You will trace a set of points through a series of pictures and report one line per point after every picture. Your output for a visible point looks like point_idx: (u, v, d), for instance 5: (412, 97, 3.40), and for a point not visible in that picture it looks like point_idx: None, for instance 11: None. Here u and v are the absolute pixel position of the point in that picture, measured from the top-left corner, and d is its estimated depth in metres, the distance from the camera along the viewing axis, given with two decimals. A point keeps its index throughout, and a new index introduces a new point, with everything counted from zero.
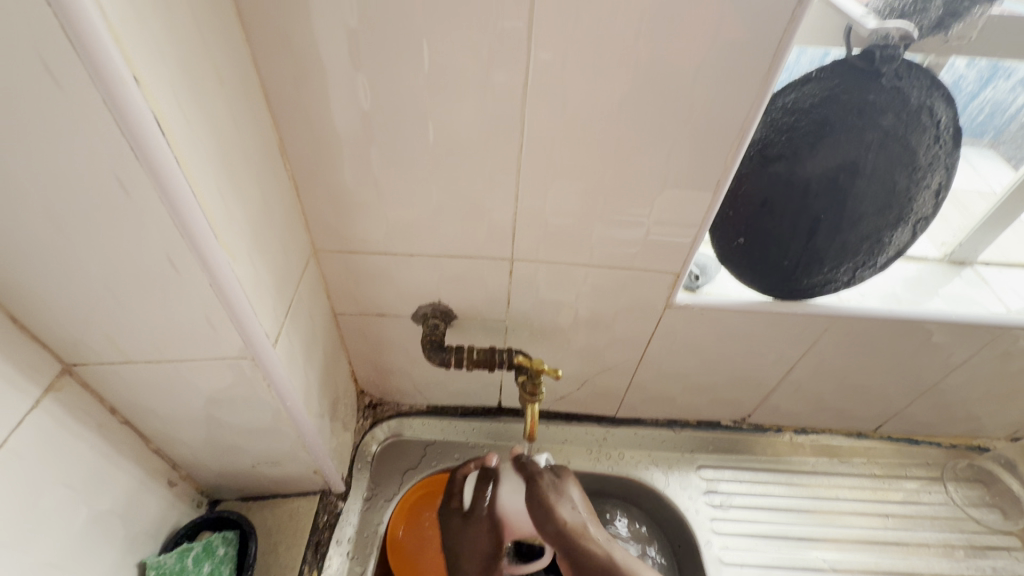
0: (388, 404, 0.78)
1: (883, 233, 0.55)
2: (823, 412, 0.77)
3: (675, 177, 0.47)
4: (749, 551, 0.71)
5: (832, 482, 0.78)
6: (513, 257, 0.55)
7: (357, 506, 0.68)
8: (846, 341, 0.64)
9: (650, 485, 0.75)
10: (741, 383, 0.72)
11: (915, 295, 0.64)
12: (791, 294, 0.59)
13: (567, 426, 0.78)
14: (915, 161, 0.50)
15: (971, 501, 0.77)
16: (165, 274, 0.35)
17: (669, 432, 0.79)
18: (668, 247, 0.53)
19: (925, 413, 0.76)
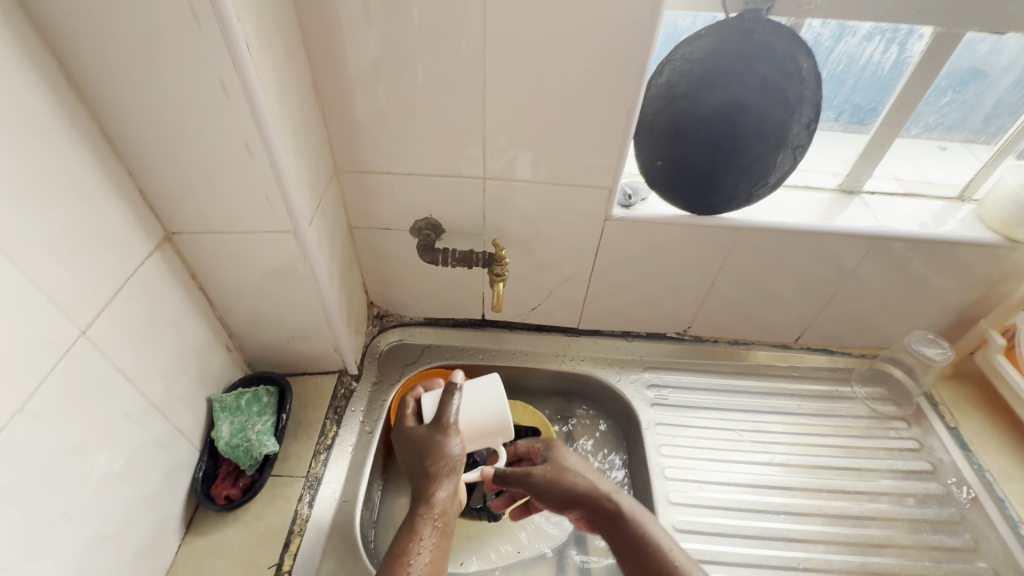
0: (392, 316, 0.96)
1: (771, 158, 0.70)
2: (749, 322, 0.93)
3: (599, 107, 0.64)
4: (678, 426, 0.86)
5: (757, 380, 0.94)
6: (485, 176, 0.72)
7: (367, 386, 0.86)
8: (752, 251, 0.81)
9: (603, 379, 0.92)
10: (677, 294, 0.88)
11: (809, 214, 0.80)
12: (703, 208, 0.76)
13: (539, 335, 0.96)
14: (787, 99, 0.66)
15: (874, 396, 0.92)
16: (243, 156, 0.54)
17: (623, 340, 0.97)
18: (601, 165, 0.70)
19: (834, 322, 0.92)
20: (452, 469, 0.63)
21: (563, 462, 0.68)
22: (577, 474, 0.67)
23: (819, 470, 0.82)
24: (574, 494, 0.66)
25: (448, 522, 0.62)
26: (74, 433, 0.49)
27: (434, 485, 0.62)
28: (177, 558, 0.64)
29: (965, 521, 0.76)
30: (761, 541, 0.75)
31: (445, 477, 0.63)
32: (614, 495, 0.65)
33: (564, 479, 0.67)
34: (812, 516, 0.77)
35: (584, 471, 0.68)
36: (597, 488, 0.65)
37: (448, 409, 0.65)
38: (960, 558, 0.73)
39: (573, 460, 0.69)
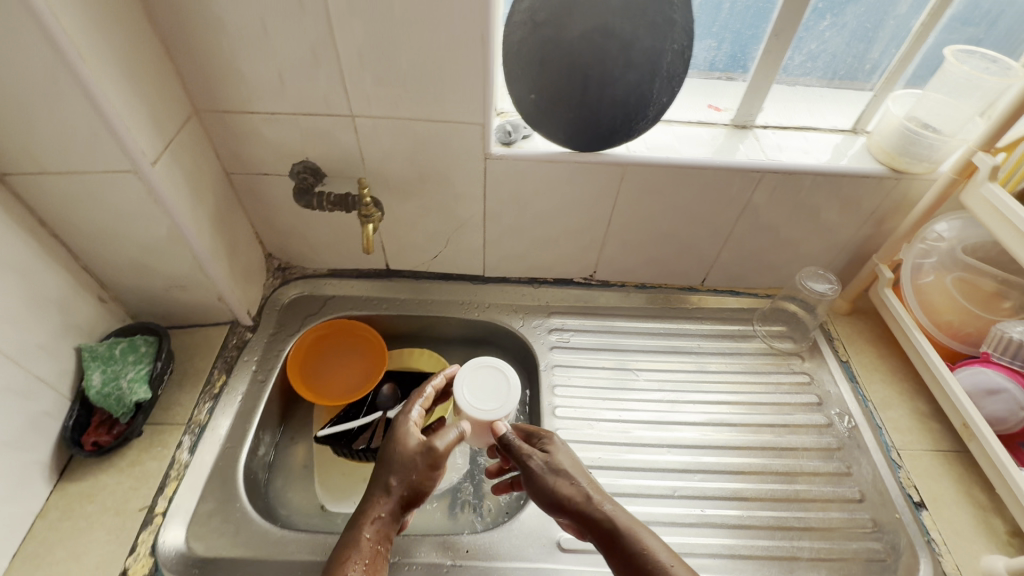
0: (295, 268, 0.94)
1: (644, 88, 0.68)
2: (652, 264, 0.93)
3: (453, 35, 0.62)
4: (576, 369, 0.88)
5: (661, 323, 0.95)
6: (353, 114, 0.70)
7: (264, 336, 0.86)
8: (641, 189, 0.80)
9: (507, 326, 0.93)
10: (575, 236, 0.88)
11: (697, 149, 0.78)
12: (585, 145, 0.74)
13: (445, 284, 0.96)
14: (654, 23, 0.64)
15: (773, 334, 0.93)
16: (53, 88, 0.51)
17: (529, 287, 0.96)
18: (467, 98, 0.67)
19: (734, 262, 0.92)
20: (408, 488, 0.60)
21: (554, 463, 0.63)
22: (566, 482, 0.61)
23: (708, 405, 0.84)
24: (563, 505, 0.60)
25: (385, 546, 0.58)
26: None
27: (383, 501, 0.60)
28: (49, 503, 0.65)
29: (841, 448, 0.79)
30: (641, 473, 0.76)
31: (397, 497, 0.60)
32: (602, 505, 0.59)
33: (555, 487, 0.61)
34: (693, 447, 0.79)
35: (575, 479, 0.62)
36: (585, 497, 0.60)
37: (443, 434, 0.63)
38: (831, 482, 0.75)
39: (565, 462, 0.63)
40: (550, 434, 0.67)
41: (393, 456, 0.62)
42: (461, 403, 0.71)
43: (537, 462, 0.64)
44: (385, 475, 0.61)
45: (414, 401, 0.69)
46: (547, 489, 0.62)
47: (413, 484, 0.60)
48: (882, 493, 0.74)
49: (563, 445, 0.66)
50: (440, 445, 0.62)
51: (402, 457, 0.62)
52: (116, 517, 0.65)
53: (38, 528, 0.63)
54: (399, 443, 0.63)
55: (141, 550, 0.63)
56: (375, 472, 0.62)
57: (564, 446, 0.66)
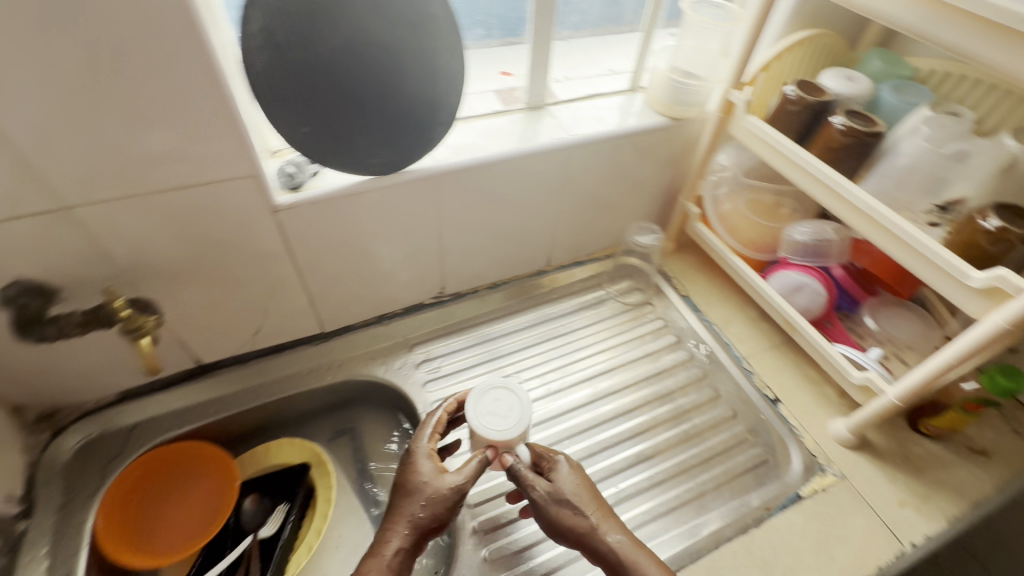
0: (68, 407, 0.71)
1: (427, 96, 0.64)
2: (497, 263, 0.91)
3: (171, 79, 0.48)
4: (456, 396, 0.82)
5: (522, 316, 0.94)
6: (68, 205, 0.52)
7: (49, 516, 0.64)
8: (459, 195, 0.75)
9: (370, 377, 0.83)
10: (410, 261, 0.81)
11: (502, 141, 0.75)
12: (384, 167, 0.66)
13: (282, 357, 0.82)
14: (415, 23, 0.59)
15: (622, 291, 0.98)
16: None
17: (380, 327, 0.87)
18: (222, 150, 0.55)
19: (570, 237, 0.94)
20: (431, 523, 0.58)
21: (560, 493, 0.59)
22: (571, 512, 0.59)
23: (590, 381, 0.85)
24: (570, 534, 0.58)
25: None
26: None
27: (402, 537, 0.57)
28: None
29: (706, 375, 0.86)
30: None
31: (414, 529, 0.57)
32: (606, 537, 0.57)
33: (557, 517, 0.59)
34: (590, 429, 0.80)
35: (583, 509, 0.59)
36: (590, 529, 0.58)
37: (467, 464, 0.61)
38: (708, 409, 0.83)
39: (572, 490, 0.60)
40: (558, 457, 0.63)
41: (410, 491, 0.59)
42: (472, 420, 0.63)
43: (541, 491, 0.60)
44: (402, 511, 0.58)
45: (437, 426, 0.64)
46: (552, 520, 0.59)
47: (434, 515, 0.58)
48: (747, 402, 0.83)
49: (579, 469, 0.63)
50: (466, 486, 0.59)
51: (422, 489, 0.59)
52: None
53: None
54: (416, 474, 0.60)
55: None
56: (396, 504, 0.59)
57: (571, 469, 0.62)
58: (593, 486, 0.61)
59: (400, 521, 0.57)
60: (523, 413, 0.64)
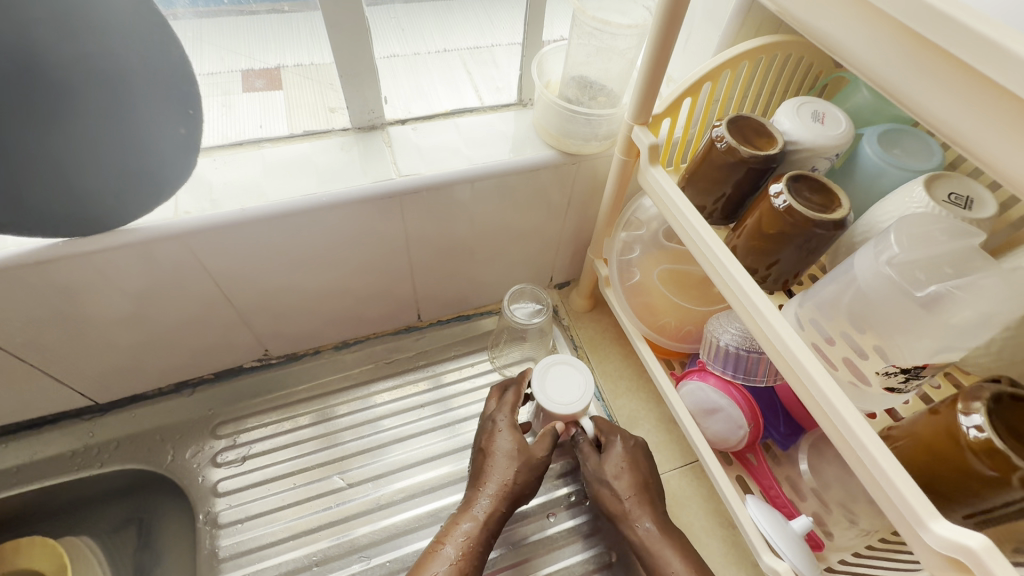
0: None
1: (132, 127, 0.43)
2: (338, 322, 0.70)
3: None
4: (255, 501, 0.64)
5: (374, 390, 0.72)
6: None
7: None
8: (236, 254, 0.54)
9: (152, 466, 0.65)
10: (193, 326, 0.61)
11: (290, 181, 0.53)
12: (85, 226, 0.46)
13: (38, 436, 0.64)
14: (75, 24, 0.38)
15: (513, 360, 0.75)
16: None
17: (179, 397, 0.69)
18: None
19: (441, 290, 0.72)
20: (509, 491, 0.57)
21: (601, 472, 0.59)
22: (610, 489, 0.58)
23: (435, 494, 0.65)
24: (604, 511, 0.59)
25: (483, 548, 0.55)
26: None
27: (493, 500, 0.57)
28: None
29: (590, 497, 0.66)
30: None
31: (497, 494, 0.57)
32: (638, 524, 0.56)
33: (597, 494, 0.59)
34: None
35: (619, 493, 0.57)
36: (621, 512, 0.57)
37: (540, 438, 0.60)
38: (580, 549, 0.62)
39: (614, 473, 0.58)
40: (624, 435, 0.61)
41: (502, 450, 0.59)
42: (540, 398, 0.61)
43: (591, 466, 0.59)
44: (490, 473, 0.58)
45: (513, 399, 0.63)
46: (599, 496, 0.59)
47: (502, 485, 0.57)
48: None
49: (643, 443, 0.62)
50: (542, 460, 0.59)
51: (506, 458, 0.58)
52: None
53: None
54: (494, 439, 0.60)
55: None
56: (482, 467, 0.59)
57: (625, 449, 0.60)
58: (648, 464, 0.60)
59: (480, 487, 0.58)
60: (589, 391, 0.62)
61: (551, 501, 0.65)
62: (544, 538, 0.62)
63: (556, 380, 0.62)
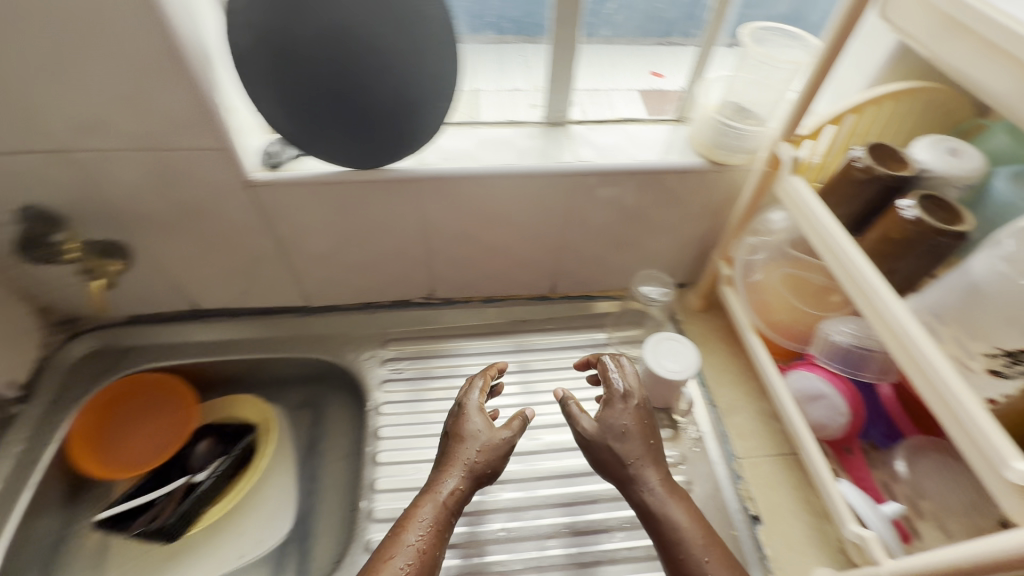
0: (85, 319, 0.82)
1: (414, 97, 0.60)
2: (491, 279, 0.86)
3: (140, 46, 0.50)
4: (408, 403, 0.79)
5: (507, 341, 0.87)
6: (63, 148, 0.58)
7: (40, 408, 0.74)
8: (445, 202, 0.71)
9: (338, 360, 0.84)
10: (392, 257, 0.79)
11: (495, 155, 0.70)
12: (366, 162, 0.65)
13: (265, 321, 0.85)
14: (405, 22, 0.55)
15: (626, 339, 0.87)
16: None
17: (362, 314, 0.87)
18: (192, 120, 0.56)
19: (578, 268, 0.85)
20: (484, 470, 0.62)
21: (615, 426, 0.62)
22: (620, 446, 0.61)
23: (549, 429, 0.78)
24: (612, 473, 0.62)
25: (451, 520, 0.59)
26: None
27: (460, 479, 0.60)
28: None
29: (683, 462, 0.73)
30: (466, 519, 0.70)
31: (466, 472, 0.61)
32: (648, 484, 0.60)
33: (601, 456, 0.62)
34: (528, 481, 0.73)
35: (625, 457, 0.61)
36: (631, 469, 0.61)
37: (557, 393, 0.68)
38: None
39: (623, 434, 0.62)
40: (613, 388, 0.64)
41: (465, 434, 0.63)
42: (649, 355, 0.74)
43: (584, 427, 0.63)
44: (461, 454, 0.62)
45: (485, 382, 0.68)
46: (603, 454, 0.62)
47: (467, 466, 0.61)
48: (721, 511, 0.69)
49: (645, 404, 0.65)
50: (511, 437, 0.64)
51: (474, 440, 0.62)
52: None
53: None
54: (462, 423, 0.64)
55: None
56: (451, 449, 0.63)
57: (637, 411, 0.63)
58: (650, 424, 0.64)
59: (443, 468, 0.61)
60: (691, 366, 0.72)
61: None
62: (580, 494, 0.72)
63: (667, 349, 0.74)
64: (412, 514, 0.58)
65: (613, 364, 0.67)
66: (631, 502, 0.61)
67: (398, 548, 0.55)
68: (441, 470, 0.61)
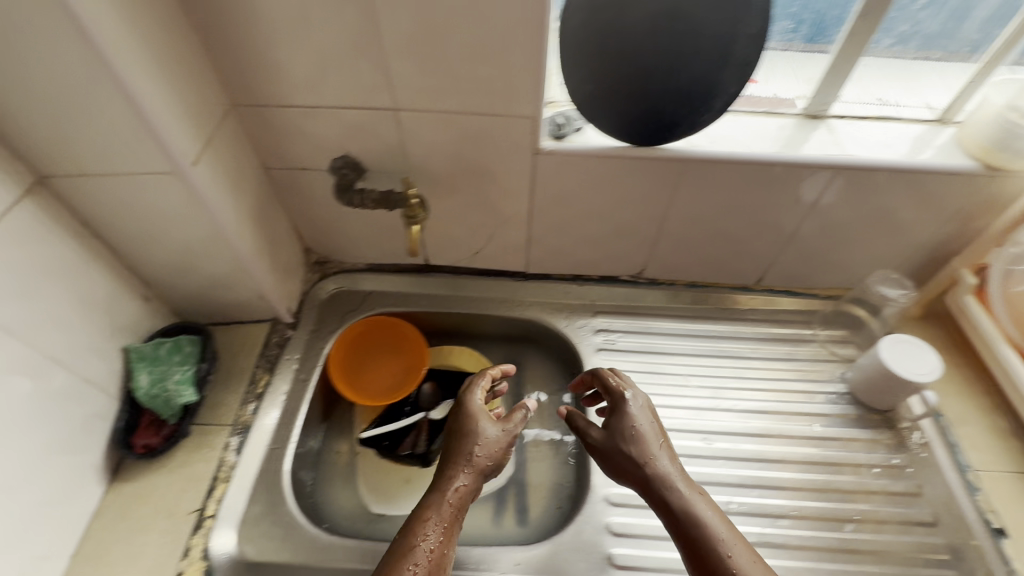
0: (333, 262, 0.92)
1: (711, 80, 0.63)
2: (706, 264, 0.88)
3: (508, 22, 0.56)
4: (624, 372, 0.84)
5: (712, 325, 0.89)
6: (397, 107, 0.65)
7: (305, 334, 0.84)
8: (701, 185, 0.74)
9: (552, 325, 0.90)
10: (624, 234, 0.83)
11: (759, 143, 0.72)
12: (643, 139, 0.69)
13: (486, 281, 0.93)
14: (729, 6, 0.59)
15: (833, 338, 0.87)
16: (85, 85, 0.47)
17: (573, 285, 0.92)
18: (519, 93, 0.62)
19: (796, 263, 0.86)
20: (486, 464, 0.65)
21: (622, 431, 0.66)
22: (639, 449, 0.64)
23: (764, 415, 0.80)
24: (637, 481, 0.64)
25: (462, 512, 0.62)
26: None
27: (467, 477, 0.63)
28: (102, 503, 0.65)
29: (909, 466, 0.74)
30: (695, 487, 0.73)
31: (476, 468, 0.64)
32: (673, 484, 0.61)
33: (617, 462, 0.65)
34: (750, 461, 0.75)
35: (639, 458, 0.64)
36: (653, 472, 0.63)
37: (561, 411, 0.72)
38: (898, 503, 0.72)
39: (628, 437, 0.65)
40: (625, 395, 0.68)
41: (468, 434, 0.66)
42: (885, 353, 0.74)
43: (594, 438, 0.68)
44: (463, 449, 0.65)
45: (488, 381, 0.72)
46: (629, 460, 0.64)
47: (484, 463, 0.64)
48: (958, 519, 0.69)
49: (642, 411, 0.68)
50: (512, 427, 0.68)
51: (485, 439, 0.66)
52: (168, 519, 0.64)
53: (95, 529, 0.63)
54: (466, 418, 0.68)
55: (194, 554, 0.62)
56: (454, 449, 0.65)
57: (630, 411, 0.67)
58: (661, 427, 0.67)
59: (448, 467, 0.64)
60: (930, 366, 0.72)
61: (874, 458, 0.75)
62: (801, 480, 0.74)
63: (902, 349, 0.74)
64: (432, 503, 0.61)
65: (614, 376, 0.72)
66: (651, 503, 0.62)
67: (420, 531, 0.58)
68: (451, 467, 0.64)
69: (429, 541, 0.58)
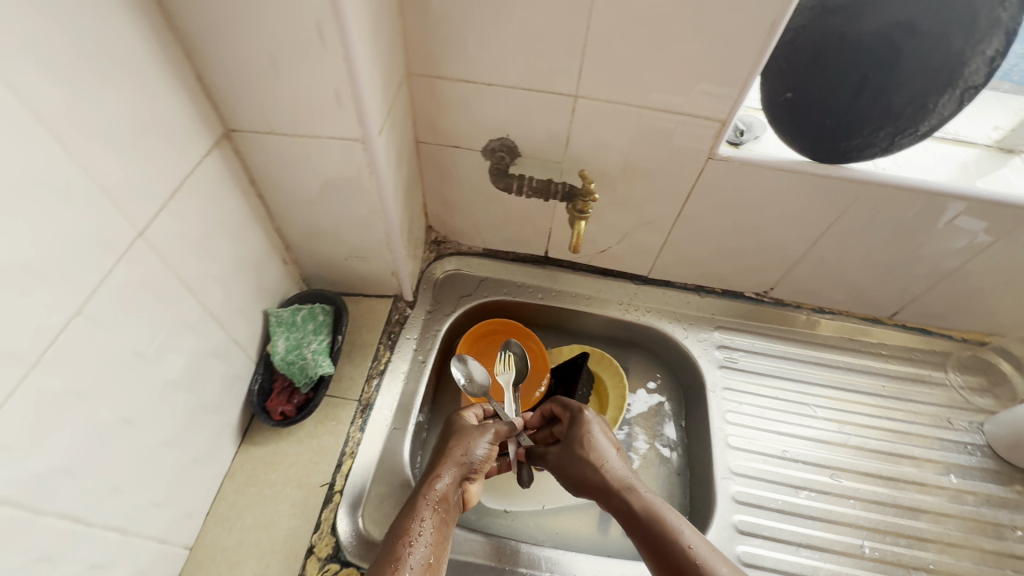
0: (450, 243, 0.90)
1: (924, 101, 0.58)
2: (844, 292, 0.83)
3: (734, 19, 0.52)
4: (748, 394, 0.80)
5: (838, 354, 0.85)
6: (577, 94, 0.62)
7: (421, 314, 0.82)
8: (874, 210, 0.69)
9: (670, 335, 0.85)
10: (767, 251, 0.79)
11: (954, 174, 0.67)
12: (831, 155, 0.64)
13: (602, 280, 0.89)
14: (976, 22, 0.53)
15: (968, 385, 0.83)
16: (312, 45, 0.45)
17: (694, 295, 0.88)
18: (715, 95, 0.59)
19: (944, 302, 0.81)
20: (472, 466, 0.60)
21: (575, 440, 0.64)
22: (593, 455, 0.62)
23: (896, 458, 0.76)
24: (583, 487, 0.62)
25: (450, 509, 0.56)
26: (114, 341, 0.44)
27: (454, 470, 0.59)
28: (234, 464, 0.64)
29: None
30: (823, 524, 0.70)
31: (461, 466, 0.60)
32: (625, 485, 0.59)
33: (572, 471, 0.63)
34: (884, 505, 0.72)
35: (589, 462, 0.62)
36: (615, 481, 0.60)
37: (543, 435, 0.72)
38: None
39: (582, 446, 0.63)
40: (588, 413, 0.66)
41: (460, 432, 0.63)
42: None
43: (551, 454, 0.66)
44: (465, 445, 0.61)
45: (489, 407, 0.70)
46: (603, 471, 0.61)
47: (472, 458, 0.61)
48: None
49: (592, 428, 0.65)
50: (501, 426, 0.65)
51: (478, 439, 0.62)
52: (298, 490, 0.63)
53: (227, 491, 0.62)
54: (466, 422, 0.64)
55: (325, 528, 0.61)
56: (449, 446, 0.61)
57: (592, 425, 0.65)
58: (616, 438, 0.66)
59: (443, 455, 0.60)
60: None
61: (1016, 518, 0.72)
62: (936, 531, 0.70)
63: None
64: (440, 466, 0.59)
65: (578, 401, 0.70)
66: (614, 509, 0.59)
67: (427, 487, 0.57)
68: (462, 437, 0.62)
69: (436, 500, 0.56)
